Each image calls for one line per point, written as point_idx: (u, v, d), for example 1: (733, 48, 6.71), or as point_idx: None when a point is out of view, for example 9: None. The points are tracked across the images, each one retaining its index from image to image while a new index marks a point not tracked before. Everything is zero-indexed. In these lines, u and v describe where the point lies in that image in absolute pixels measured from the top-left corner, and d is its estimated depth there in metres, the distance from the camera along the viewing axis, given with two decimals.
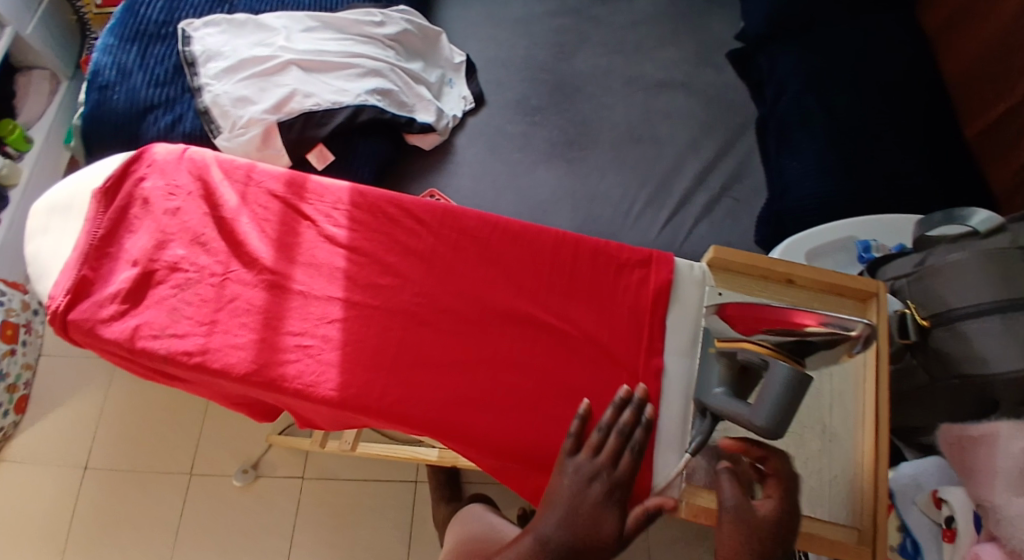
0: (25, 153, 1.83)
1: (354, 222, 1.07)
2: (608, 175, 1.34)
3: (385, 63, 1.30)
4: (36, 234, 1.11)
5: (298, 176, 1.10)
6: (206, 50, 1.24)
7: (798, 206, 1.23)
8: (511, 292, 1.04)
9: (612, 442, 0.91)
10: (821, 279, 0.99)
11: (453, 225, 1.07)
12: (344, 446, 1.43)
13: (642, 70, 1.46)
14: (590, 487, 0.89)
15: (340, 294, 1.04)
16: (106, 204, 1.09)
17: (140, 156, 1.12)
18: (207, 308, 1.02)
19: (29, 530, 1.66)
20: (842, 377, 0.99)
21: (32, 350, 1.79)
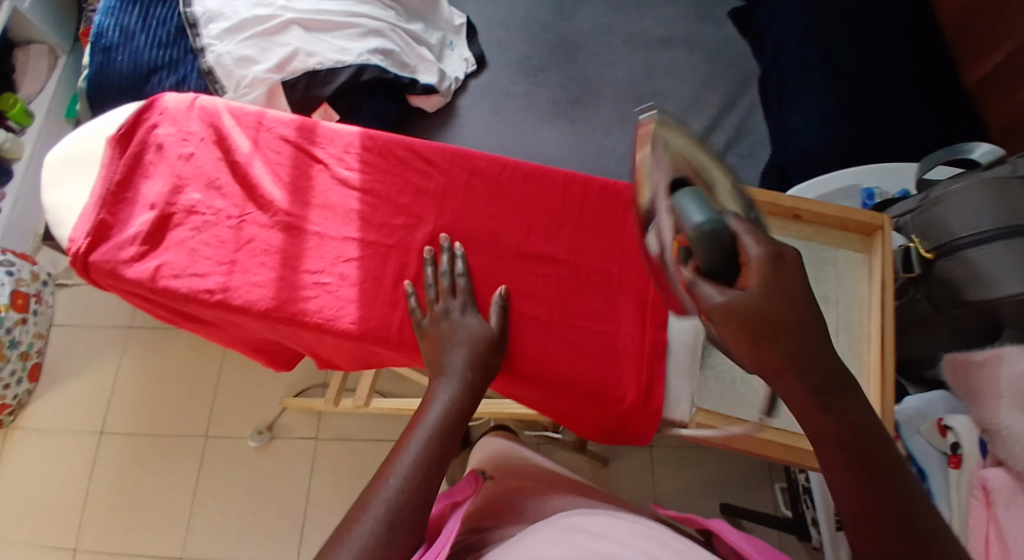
0: (27, 128, 1.84)
1: (367, 164, 1.09)
2: (613, 132, 1.35)
3: (385, 22, 1.31)
4: (51, 186, 1.12)
5: (308, 122, 1.12)
6: (207, 10, 1.23)
7: (801, 157, 1.25)
8: (523, 228, 1.06)
9: (455, 280, 1.01)
10: (827, 214, 1.03)
11: (463, 165, 1.09)
12: (359, 400, 1.45)
13: (642, 27, 1.46)
14: (450, 312, 0.99)
15: (355, 234, 1.05)
16: (122, 150, 1.10)
17: (151, 105, 1.12)
18: (227, 249, 1.04)
19: (48, 495, 1.70)
20: (848, 307, 1.00)
21: (44, 320, 1.82)
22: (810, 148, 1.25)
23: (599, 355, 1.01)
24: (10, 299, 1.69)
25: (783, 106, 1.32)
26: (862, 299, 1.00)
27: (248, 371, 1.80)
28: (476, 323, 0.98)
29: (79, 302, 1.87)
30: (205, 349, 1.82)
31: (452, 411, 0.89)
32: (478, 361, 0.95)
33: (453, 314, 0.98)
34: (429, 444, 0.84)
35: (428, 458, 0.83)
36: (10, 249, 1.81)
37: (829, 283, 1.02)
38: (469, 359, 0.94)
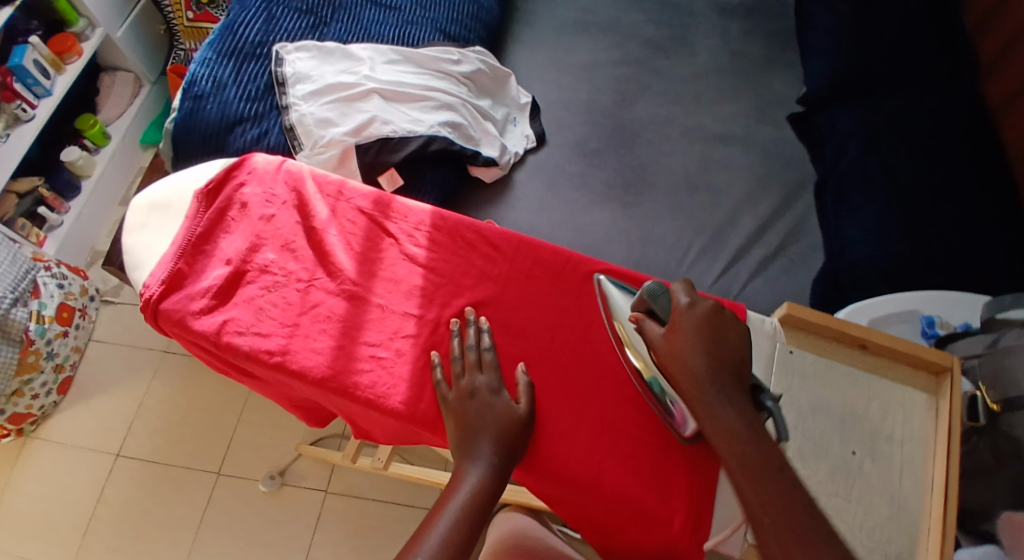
0: (101, 148, 1.95)
1: (435, 244, 1.11)
2: (665, 222, 1.36)
3: (458, 98, 1.35)
4: (134, 228, 1.16)
5: (384, 196, 1.14)
6: (297, 72, 1.31)
7: (857, 270, 1.25)
8: (582, 323, 1.07)
9: (486, 357, 1.02)
10: (893, 348, 1.03)
11: (528, 254, 1.10)
12: (378, 464, 1.45)
13: (702, 122, 1.48)
14: (476, 391, 0.99)
15: (415, 310, 1.07)
16: (207, 205, 1.13)
17: (241, 164, 1.16)
18: (292, 312, 1.06)
19: (56, 510, 1.70)
20: (913, 448, 1.00)
21: (84, 334, 1.86)
22: (866, 263, 1.25)
23: (650, 469, 0.99)
24: (55, 312, 1.73)
25: (839, 215, 1.32)
26: (928, 442, 1.00)
27: (270, 411, 1.80)
28: (509, 405, 0.98)
29: (119, 321, 1.91)
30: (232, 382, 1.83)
31: (478, 495, 0.91)
32: (505, 443, 0.95)
33: (484, 393, 0.99)
34: (456, 525, 0.88)
35: (452, 542, 0.87)
36: (65, 261, 1.87)
37: (895, 423, 1.01)
38: (497, 443, 0.95)
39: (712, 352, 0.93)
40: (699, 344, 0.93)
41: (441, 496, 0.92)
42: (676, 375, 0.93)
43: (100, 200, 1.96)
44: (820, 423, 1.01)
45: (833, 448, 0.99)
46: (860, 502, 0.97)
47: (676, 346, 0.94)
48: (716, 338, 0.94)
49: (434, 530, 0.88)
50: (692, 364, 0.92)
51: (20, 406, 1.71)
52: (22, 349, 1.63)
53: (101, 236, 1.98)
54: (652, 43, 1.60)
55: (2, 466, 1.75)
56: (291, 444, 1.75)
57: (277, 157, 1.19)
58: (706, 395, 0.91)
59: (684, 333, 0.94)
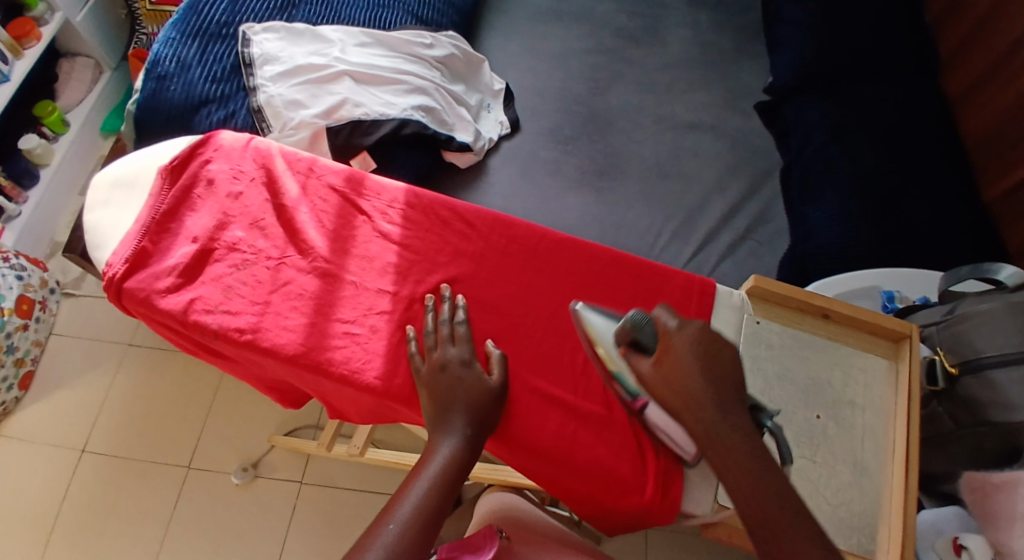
0: (60, 136, 1.91)
1: (408, 221, 1.10)
2: (637, 207, 1.36)
3: (430, 82, 1.34)
4: (96, 206, 1.13)
5: (356, 174, 1.13)
6: (264, 53, 1.28)
7: (819, 251, 1.27)
8: (556, 300, 1.07)
9: (459, 331, 1.01)
10: (856, 317, 1.05)
11: (503, 231, 1.10)
12: (354, 450, 1.44)
13: (672, 110, 1.48)
14: (449, 364, 0.98)
15: (390, 287, 1.06)
16: (172, 181, 1.11)
17: (207, 140, 1.14)
18: (262, 289, 1.04)
19: (18, 508, 1.66)
20: (874, 413, 1.02)
21: (44, 328, 1.82)
22: (831, 244, 1.27)
23: (622, 442, 0.99)
24: (14, 304, 1.69)
25: (804, 200, 1.33)
26: (889, 407, 1.02)
27: (241, 404, 1.77)
28: (483, 378, 0.97)
29: (81, 313, 1.86)
30: (201, 374, 1.80)
31: (451, 466, 0.91)
32: (479, 416, 0.95)
33: (455, 365, 0.98)
34: (428, 497, 0.88)
35: (424, 514, 0.86)
36: (22, 252, 1.83)
37: (857, 388, 1.03)
38: (470, 415, 0.94)
39: (712, 374, 0.88)
40: (696, 364, 0.88)
41: (414, 467, 0.91)
42: (671, 395, 0.88)
43: (58, 190, 1.91)
44: (785, 391, 1.02)
45: (797, 414, 1.01)
46: (824, 465, 0.98)
47: (673, 369, 0.89)
48: (715, 357, 0.89)
49: (407, 500, 0.87)
50: (690, 385, 0.87)
51: None
52: None
53: (60, 226, 1.94)
54: (623, 31, 1.61)
55: None
56: (263, 437, 1.73)
57: (244, 134, 1.17)
58: (712, 413, 0.86)
59: (680, 351, 0.90)
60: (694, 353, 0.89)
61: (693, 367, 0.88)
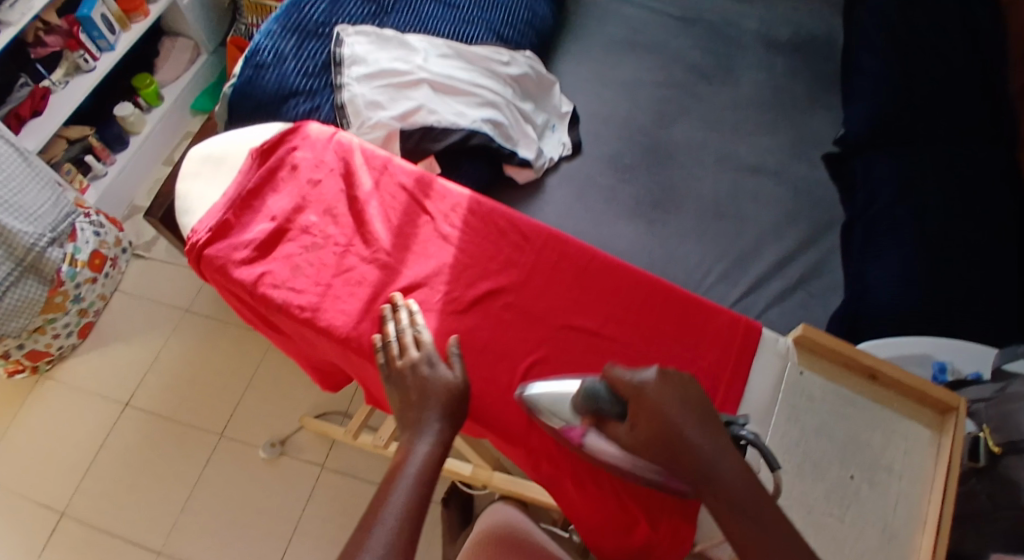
0: (153, 108, 2.13)
1: (468, 226, 1.15)
2: (688, 242, 1.38)
3: (502, 98, 1.39)
4: (189, 177, 1.23)
5: (426, 176, 1.18)
6: (354, 54, 1.34)
7: (875, 309, 1.26)
8: (599, 319, 1.10)
9: (415, 336, 1.04)
10: (902, 381, 1.04)
11: (558, 248, 1.14)
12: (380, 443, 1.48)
13: (736, 151, 1.50)
14: (410, 371, 1.00)
15: (442, 287, 1.10)
16: (261, 162, 1.19)
17: (295, 129, 1.21)
18: (327, 273, 1.10)
19: (64, 447, 1.79)
20: (911, 481, 1.01)
21: (111, 283, 1.96)
22: (884, 306, 1.26)
23: None
24: (88, 258, 1.82)
25: (864, 258, 1.33)
26: (926, 477, 1.01)
27: (278, 382, 1.86)
28: (444, 374, 1.00)
29: (145, 275, 2.01)
30: (246, 348, 1.90)
31: (430, 462, 0.92)
32: (451, 416, 0.98)
33: (422, 366, 1.00)
34: (414, 496, 0.88)
35: (412, 512, 0.87)
36: (104, 210, 2.03)
37: (896, 452, 1.02)
38: (444, 417, 0.97)
39: (687, 416, 0.88)
40: (671, 416, 0.88)
41: (395, 467, 0.92)
42: (655, 453, 0.88)
43: (145, 158, 2.13)
44: (822, 445, 1.02)
45: (831, 470, 1.01)
46: (852, 526, 0.98)
47: (648, 428, 0.88)
48: (683, 400, 0.89)
49: (395, 490, 0.89)
50: (671, 440, 0.87)
51: (40, 344, 1.79)
52: (51, 288, 1.72)
53: (140, 192, 2.13)
54: (696, 70, 1.63)
55: (13, 401, 1.86)
56: (295, 417, 1.80)
57: (330, 127, 1.23)
58: (701, 463, 0.85)
59: (652, 406, 0.89)
60: (662, 402, 0.89)
61: (667, 417, 0.88)
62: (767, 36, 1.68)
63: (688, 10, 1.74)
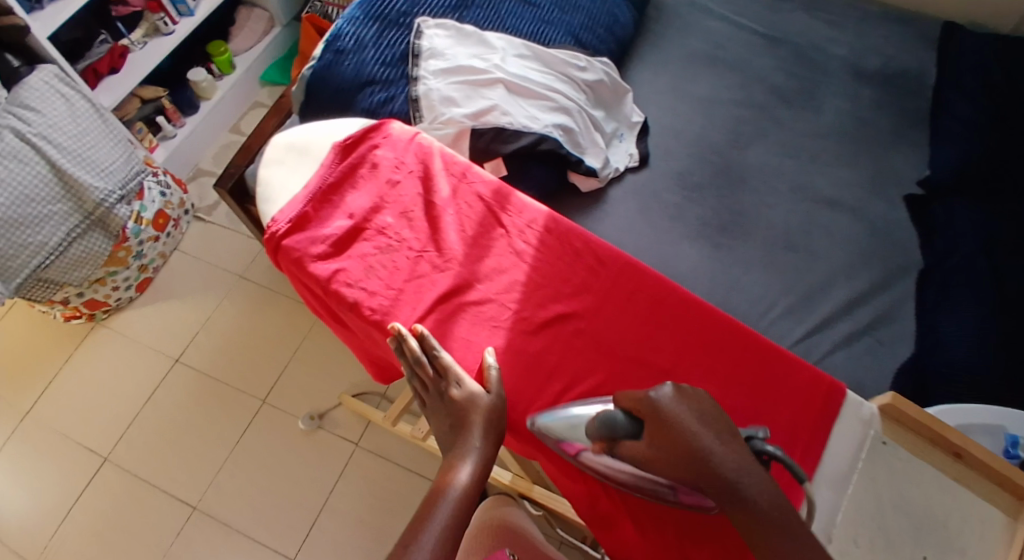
0: (226, 75, 2.19)
1: (543, 244, 1.17)
2: (754, 271, 1.37)
3: (575, 104, 1.38)
4: (272, 163, 1.27)
5: (504, 188, 1.21)
6: (432, 48, 1.34)
7: (945, 366, 1.25)
8: (673, 357, 1.09)
9: (447, 358, 1.07)
10: (989, 463, 1.00)
11: (635, 278, 1.14)
12: (419, 435, 1.48)
13: (813, 182, 1.48)
14: (445, 396, 1.06)
15: (513, 305, 1.14)
16: (341, 158, 1.24)
17: (378, 127, 1.25)
18: (398, 277, 1.15)
19: (113, 395, 1.85)
20: None
21: (172, 243, 2.01)
22: (958, 363, 1.25)
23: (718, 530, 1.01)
24: (153, 216, 1.86)
25: (938, 308, 1.31)
26: None
27: (324, 357, 1.89)
28: (476, 395, 1.05)
29: (205, 237, 2.06)
30: (296, 319, 1.94)
31: (471, 486, 1.00)
32: (490, 437, 1.03)
33: (454, 390, 1.06)
34: (453, 522, 0.96)
35: (449, 542, 0.94)
36: (169, 170, 2.10)
37: (971, 538, 0.99)
38: (484, 437, 1.03)
39: (708, 431, 0.90)
40: (693, 433, 0.89)
41: (436, 489, 0.99)
42: (679, 475, 0.89)
43: (213, 124, 2.19)
44: (898, 522, 1.00)
45: (904, 548, 0.99)
46: None
47: (670, 446, 0.90)
48: (703, 419, 0.91)
49: (438, 512, 0.96)
50: (694, 462, 0.87)
51: (99, 294, 1.85)
52: (116, 243, 1.76)
53: (206, 155, 2.19)
54: (777, 91, 1.61)
55: (68, 345, 1.92)
56: (336, 393, 1.83)
57: (412, 128, 1.27)
58: (727, 484, 0.86)
59: (671, 424, 0.91)
60: (682, 419, 0.91)
61: (686, 433, 0.89)
62: (855, 62, 1.64)
63: (775, 27, 1.71)
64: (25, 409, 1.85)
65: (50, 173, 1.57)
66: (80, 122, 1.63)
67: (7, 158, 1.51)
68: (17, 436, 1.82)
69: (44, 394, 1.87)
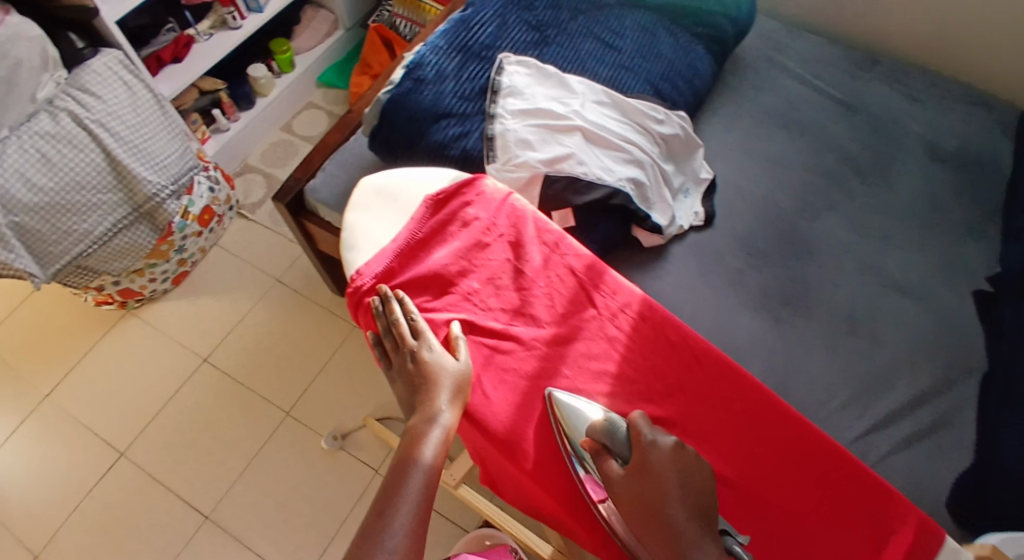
0: (285, 74, 2.18)
1: (637, 333, 1.14)
2: (815, 354, 1.32)
3: (649, 157, 1.34)
4: (361, 209, 1.27)
5: (598, 265, 1.18)
6: (512, 85, 1.33)
7: (1006, 479, 1.16)
8: (766, 480, 1.05)
9: (417, 323, 1.10)
10: None
11: (733, 383, 1.10)
12: (449, 480, 1.38)
13: (881, 264, 1.42)
14: (411, 360, 1.08)
15: (601, 398, 1.09)
16: (433, 213, 1.22)
17: (472, 183, 1.22)
18: (481, 350, 1.11)
19: (136, 387, 1.83)
20: None
21: (213, 238, 1.98)
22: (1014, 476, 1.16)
23: None
24: (199, 212, 1.84)
25: (1000, 419, 1.23)
26: None
27: (352, 374, 1.85)
28: (443, 360, 1.07)
29: (246, 235, 2.03)
30: (326, 331, 1.90)
31: (435, 455, 1.01)
32: (457, 402, 1.05)
33: (423, 353, 1.08)
34: (421, 502, 0.96)
35: (417, 525, 0.94)
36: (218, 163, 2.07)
37: None
38: (450, 402, 1.05)
39: (683, 500, 0.96)
40: (667, 490, 0.96)
41: (407, 453, 1.01)
42: (641, 521, 0.96)
43: (266, 122, 2.17)
44: None
45: None
46: None
47: (643, 490, 0.97)
48: (687, 482, 0.97)
49: (411, 480, 0.98)
50: (658, 511, 0.95)
51: (135, 284, 1.82)
52: (160, 237, 1.73)
53: (255, 152, 2.17)
54: (851, 161, 1.55)
55: (95, 330, 1.90)
56: (361, 414, 1.79)
57: (505, 187, 1.24)
58: (678, 543, 0.92)
59: (654, 472, 0.98)
60: (669, 466, 0.98)
61: (668, 483, 0.97)
62: (934, 141, 1.58)
63: (853, 94, 1.66)
64: (44, 391, 1.82)
65: (105, 163, 1.55)
66: (140, 112, 1.60)
67: (63, 143, 1.49)
68: (34, 418, 1.79)
69: (66, 377, 1.84)
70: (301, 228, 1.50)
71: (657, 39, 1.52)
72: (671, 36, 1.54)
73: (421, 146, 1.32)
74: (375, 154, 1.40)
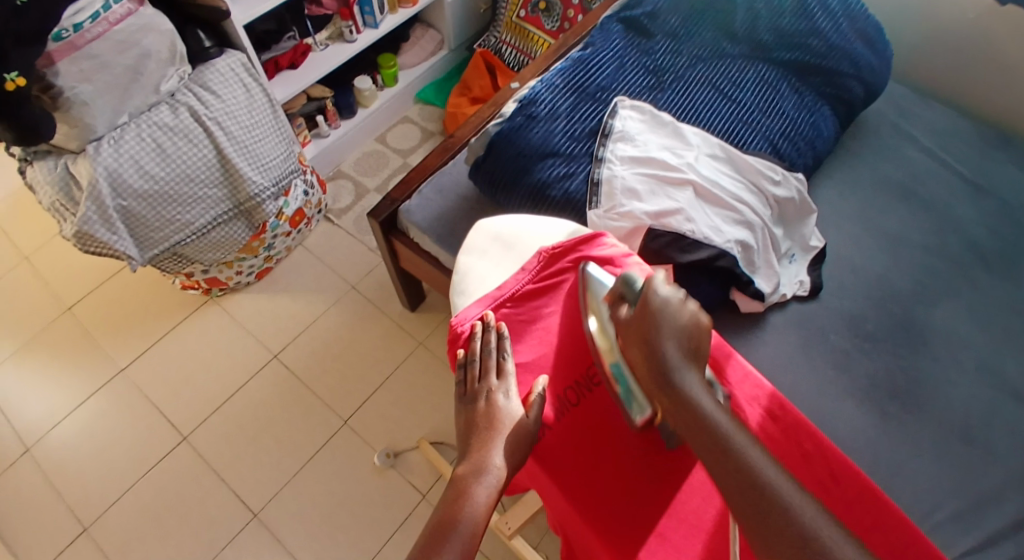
0: (388, 88, 2.20)
1: (765, 432, 1.03)
2: (920, 456, 1.21)
3: (760, 219, 1.26)
4: (473, 252, 1.21)
5: (723, 348, 1.07)
6: (624, 130, 1.30)
7: None
8: None
9: (491, 362, 1.08)
10: None
11: (869, 507, 0.99)
12: (505, 530, 1.36)
13: (1003, 367, 1.29)
14: (478, 401, 1.06)
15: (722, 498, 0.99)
16: (545, 266, 1.15)
17: (591, 241, 1.13)
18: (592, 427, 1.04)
19: (204, 375, 1.85)
20: None
21: (299, 237, 2.01)
22: None
23: None
24: (292, 212, 1.86)
25: None
26: None
27: (413, 392, 1.82)
28: (513, 409, 1.04)
29: (331, 239, 2.04)
30: (393, 345, 1.89)
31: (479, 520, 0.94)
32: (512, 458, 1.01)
33: (498, 396, 1.05)
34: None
35: None
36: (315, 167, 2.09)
37: None
38: (506, 456, 1.01)
39: (679, 345, 0.96)
40: (665, 333, 0.97)
41: (451, 509, 0.94)
42: (642, 360, 0.97)
43: (364, 131, 2.19)
44: None
45: None
46: None
47: (642, 327, 0.98)
48: (685, 327, 0.98)
49: (454, 543, 0.90)
50: (653, 344, 0.97)
51: (222, 274, 1.85)
52: (253, 234, 1.76)
53: (349, 158, 2.19)
54: (978, 248, 1.43)
55: (175, 313, 1.93)
56: (416, 435, 1.76)
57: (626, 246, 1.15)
58: (676, 382, 0.94)
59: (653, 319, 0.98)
60: (673, 311, 0.99)
61: (672, 331, 0.97)
62: None
63: (985, 174, 1.53)
64: (120, 365, 1.86)
65: (215, 158, 1.57)
66: (254, 114, 1.62)
67: (178, 135, 1.52)
68: (106, 390, 1.82)
69: (142, 355, 1.88)
70: (389, 246, 1.50)
71: (780, 94, 1.44)
72: (796, 93, 1.46)
73: (524, 181, 1.31)
74: (475, 183, 1.40)
